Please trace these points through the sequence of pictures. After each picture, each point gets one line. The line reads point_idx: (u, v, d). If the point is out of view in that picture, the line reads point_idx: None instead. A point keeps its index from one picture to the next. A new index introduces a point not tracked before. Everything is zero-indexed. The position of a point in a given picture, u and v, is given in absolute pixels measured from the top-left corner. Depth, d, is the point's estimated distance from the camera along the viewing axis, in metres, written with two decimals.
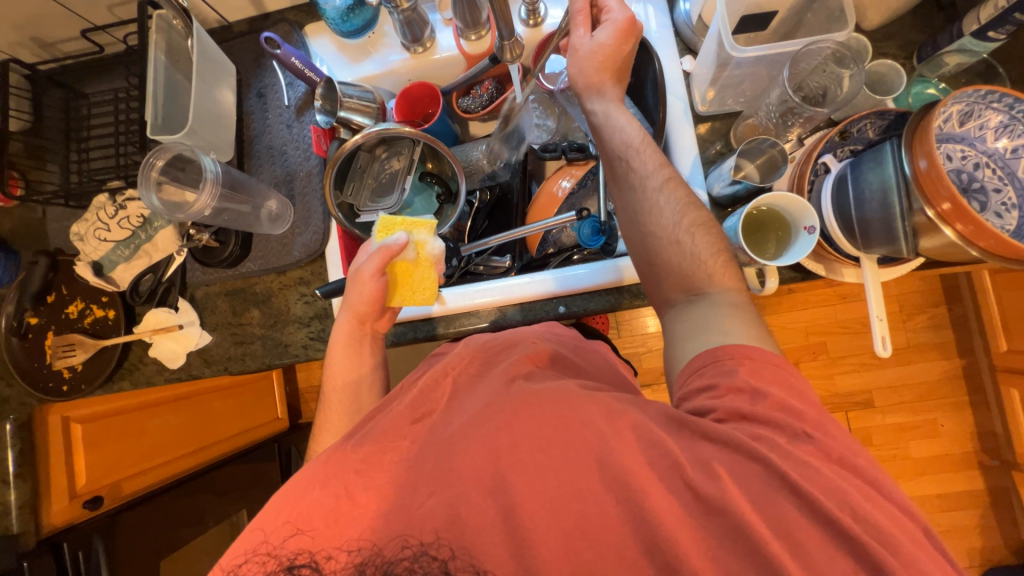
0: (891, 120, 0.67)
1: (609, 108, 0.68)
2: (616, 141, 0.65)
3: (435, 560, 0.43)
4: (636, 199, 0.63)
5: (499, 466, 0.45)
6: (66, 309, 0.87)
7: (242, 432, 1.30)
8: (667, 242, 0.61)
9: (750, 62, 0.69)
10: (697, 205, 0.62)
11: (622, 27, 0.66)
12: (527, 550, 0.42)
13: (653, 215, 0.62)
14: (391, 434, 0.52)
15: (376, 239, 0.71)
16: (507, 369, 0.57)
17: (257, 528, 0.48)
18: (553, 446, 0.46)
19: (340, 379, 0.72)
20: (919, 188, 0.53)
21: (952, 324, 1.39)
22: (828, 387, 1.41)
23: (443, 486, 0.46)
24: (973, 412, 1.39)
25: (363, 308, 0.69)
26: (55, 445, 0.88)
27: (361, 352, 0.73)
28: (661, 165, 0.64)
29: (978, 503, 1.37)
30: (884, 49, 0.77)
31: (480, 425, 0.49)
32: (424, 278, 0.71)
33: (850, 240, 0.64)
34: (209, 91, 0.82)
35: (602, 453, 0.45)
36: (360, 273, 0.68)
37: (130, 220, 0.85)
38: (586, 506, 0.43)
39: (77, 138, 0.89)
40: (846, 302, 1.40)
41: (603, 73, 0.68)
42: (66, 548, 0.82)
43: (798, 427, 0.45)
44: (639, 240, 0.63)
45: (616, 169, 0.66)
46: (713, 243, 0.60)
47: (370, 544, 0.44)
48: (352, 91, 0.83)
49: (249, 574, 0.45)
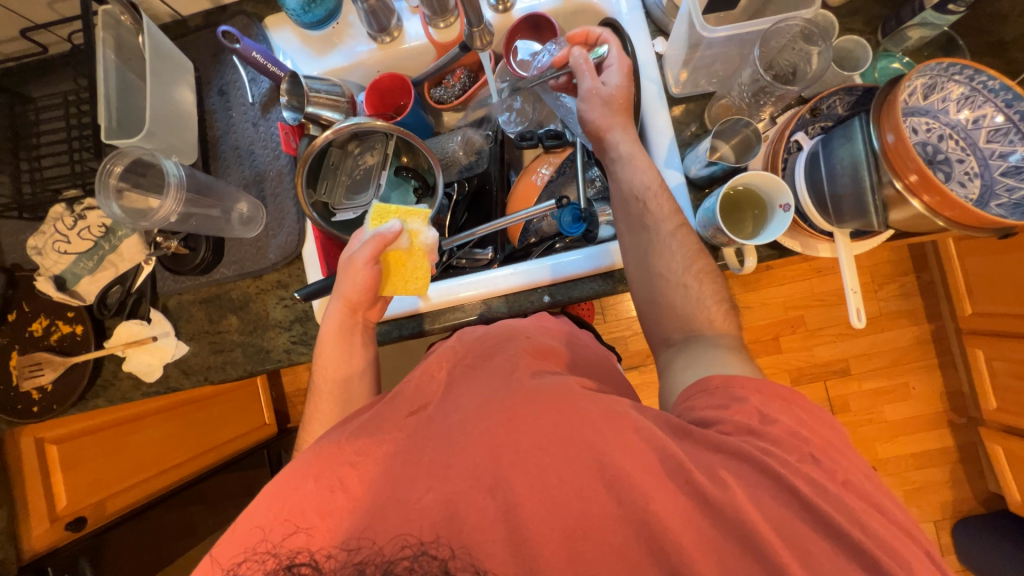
0: (859, 96, 0.68)
1: (628, 148, 0.69)
2: (636, 181, 0.68)
3: (435, 559, 0.42)
4: (650, 241, 0.66)
5: (496, 459, 0.46)
6: (29, 327, 0.83)
7: (231, 440, 1.27)
8: (675, 285, 0.65)
9: (721, 42, 0.68)
10: (705, 254, 0.67)
11: (627, 69, 0.71)
12: (526, 546, 0.42)
13: (664, 259, 0.65)
14: (386, 435, 0.52)
15: (369, 227, 0.70)
16: (502, 365, 0.57)
17: (252, 526, 0.46)
18: (549, 439, 0.46)
19: (323, 372, 0.71)
20: (886, 162, 0.54)
21: (921, 291, 1.44)
22: (807, 359, 1.45)
23: (440, 482, 0.45)
24: (941, 372, 1.45)
25: (355, 296, 0.68)
26: (30, 471, 0.85)
27: (351, 342, 0.72)
28: (674, 212, 0.67)
29: (948, 459, 1.45)
30: (851, 25, 0.78)
31: (478, 421, 0.49)
32: (418, 266, 0.70)
33: (823, 216, 0.66)
34: (166, 91, 0.78)
35: (597, 438, 0.46)
36: (353, 260, 0.67)
37: (92, 230, 0.81)
38: (586, 492, 0.44)
39: (26, 145, 0.84)
40: (821, 275, 1.43)
41: (618, 115, 0.71)
42: (51, 571, 0.81)
43: (792, 442, 0.47)
44: (646, 280, 0.67)
45: (631, 209, 0.68)
46: (716, 292, 0.65)
47: (370, 542, 0.43)
48: (318, 85, 0.79)
49: (248, 573, 0.44)
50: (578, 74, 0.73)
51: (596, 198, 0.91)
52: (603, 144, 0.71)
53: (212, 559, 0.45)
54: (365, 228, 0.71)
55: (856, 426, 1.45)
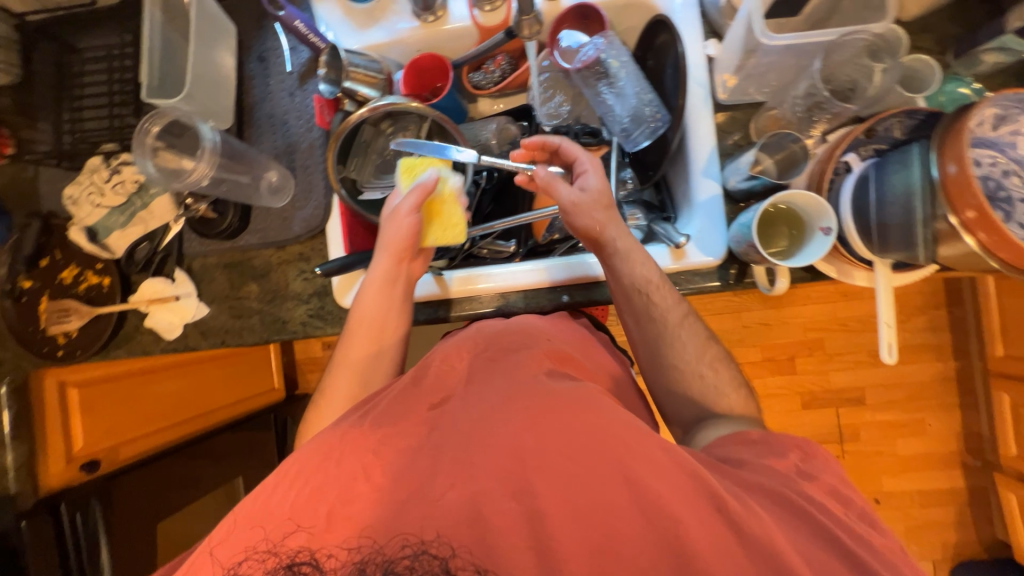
0: (919, 120, 0.64)
1: (624, 243, 0.69)
2: (636, 274, 0.68)
3: (436, 559, 0.43)
4: (660, 331, 0.69)
5: (519, 462, 0.46)
6: (60, 275, 0.85)
7: (238, 402, 1.30)
8: (692, 375, 0.67)
9: (779, 51, 0.65)
10: (715, 341, 0.70)
11: (602, 171, 0.72)
12: (540, 557, 0.43)
13: (677, 349, 0.68)
14: (406, 429, 0.53)
15: (404, 184, 0.75)
16: (524, 367, 0.56)
17: (252, 526, 0.48)
18: (569, 447, 0.46)
19: (359, 325, 0.73)
20: (944, 194, 0.51)
21: (951, 327, 1.38)
22: (821, 384, 1.42)
23: (461, 480, 0.46)
24: (961, 413, 1.40)
25: (402, 242, 0.71)
26: (53, 410, 0.89)
27: (393, 294, 0.73)
28: (677, 300, 0.69)
29: (957, 500, 1.40)
30: (919, 43, 0.73)
31: (500, 422, 0.49)
32: (453, 212, 0.75)
33: (867, 244, 0.63)
34: (207, 53, 0.78)
35: (617, 449, 0.46)
36: (397, 212, 0.72)
37: (125, 185, 0.82)
38: (604, 505, 0.44)
39: (70, 96, 0.85)
40: (847, 300, 1.39)
41: (603, 217, 0.69)
42: (65, 508, 0.85)
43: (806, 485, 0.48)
44: (662, 373, 0.69)
45: (635, 303, 0.69)
46: (733, 378, 0.67)
47: (371, 542, 0.45)
48: (358, 60, 0.79)
49: (249, 572, 0.45)
50: (554, 186, 0.71)
51: (625, 200, 0.86)
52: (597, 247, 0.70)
53: (213, 558, 0.47)
54: (398, 189, 0.76)
55: (862, 456, 1.42)
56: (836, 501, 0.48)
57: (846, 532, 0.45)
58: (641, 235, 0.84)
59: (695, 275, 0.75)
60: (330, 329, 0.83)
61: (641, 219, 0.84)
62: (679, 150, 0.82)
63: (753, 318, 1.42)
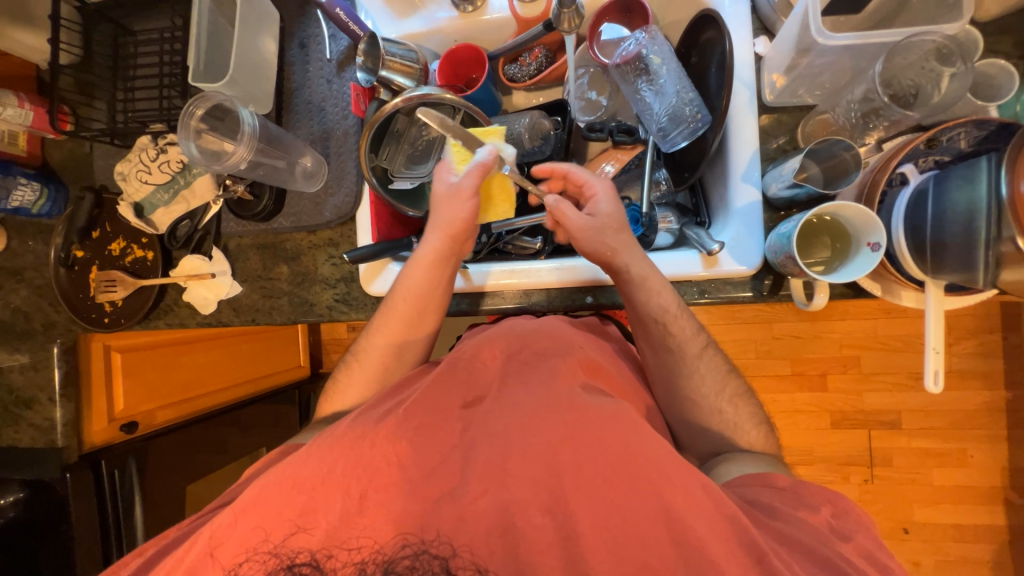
0: (991, 131, 0.58)
1: (640, 270, 0.68)
2: (654, 305, 0.68)
3: (435, 559, 0.52)
4: (678, 365, 0.69)
5: (552, 475, 0.55)
6: (109, 246, 0.90)
7: (266, 376, 1.35)
8: (711, 411, 0.68)
9: (835, 51, 0.62)
10: (734, 374, 0.70)
11: (610, 194, 0.71)
12: (532, 557, 0.52)
13: (694, 383, 0.69)
14: (434, 440, 0.59)
15: (456, 167, 0.73)
16: (551, 378, 0.64)
17: (253, 528, 0.54)
18: (586, 461, 0.55)
19: (403, 295, 0.74)
20: (1012, 214, 0.45)
21: (1004, 354, 1.28)
22: (854, 404, 1.35)
23: (493, 488, 0.55)
24: (1009, 447, 1.30)
25: (458, 223, 0.71)
26: (98, 372, 0.95)
27: (442, 275, 0.74)
28: (696, 332, 0.69)
29: (995, 539, 1.32)
30: (995, 46, 0.67)
31: (539, 433, 0.58)
32: (503, 186, 0.77)
33: (919, 264, 0.59)
34: (251, 39, 0.80)
35: (633, 470, 0.54)
36: (457, 192, 0.71)
37: (171, 165, 0.86)
38: (612, 510, 0.53)
39: (123, 76, 0.89)
40: (889, 317, 1.31)
41: (617, 239, 0.69)
42: (104, 464, 0.91)
43: (807, 529, 0.51)
44: (678, 406, 0.70)
45: (652, 332, 0.70)
46: (752, 415, 0.68)
47: (373, 545, 0.53)
48: (395, 49, 0.78)
49: (248, 572, 0.52)
50: (562, 211, 0.71)
51: (658, 202, 0.84)
52: (611, 269, 0.69)
53: (215, 559, 0.53)
54: (450, 165, 0.73)
55: (893, 482, 1.35)
56: (827, 539, 0.50)
57: (837, 572, 0.47)
58: (673, 238, 0.81)
59: (726, 284, 0.72)
60: (355, 314, 0.85)
61: (674, 222, 0.80)
62: (719, 152, 0.78)
63: (786, 329, 1.36)
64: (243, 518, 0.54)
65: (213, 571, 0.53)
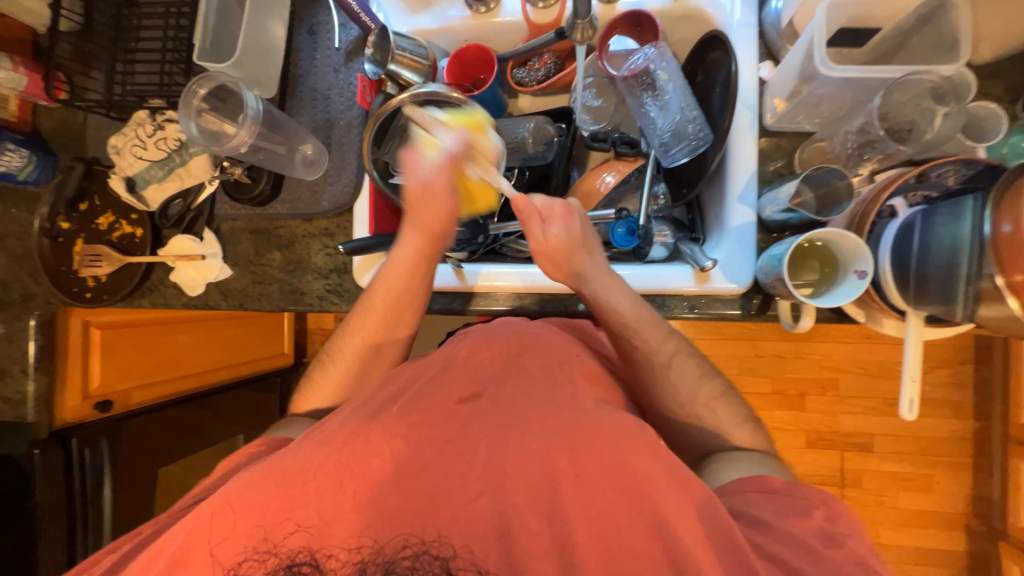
0: (978, 171, 0.60)
1: (594, 291, 0.71)
2: (614, 323, 0.70)
3: (436, 559, 0.53)
4: (650, 375, 0.71)
5: (545, 481, 0.56)
6: (96, 220, 0.88)
7: (249, 362, 1.33)
8: (688, 416, 0.69)
9: (837, 82, 0.64)
10: (710, 376, 0.71)
11: (562, 212, 0.72)
12: (520, 561, 0.53)
13: (669, 391, 0.70)
14: (426, 441, 0.59)
15: (426, 149, 0.69)
16: (545, 386, 0.64)
17: (252, 525, 0.53)
18: (582, 467, 0.56)
19: (381, 293, 0.74)
20: (993, 252, 0.47)
21: (974, 385, 1.32)
22: (829, 425, 1.38)
23: (492, 489, 0.56)
24: (973, 475, 1.34)
25: (436, 223, 0.71)
26: (73, 346, 0.91)
27: (416, 271, 0.73)
28: (665, 343, 0.70)
29: (956, 563, 1.36)
30: (988, 89, 0.70)
31: (537, 440, 0.58)
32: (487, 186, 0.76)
33: (901, 293, 0.61)
34: (259, 23, 0.81)
35: (628, 477, 0.54)
36: (430, 188, 0.69)
37: (167, 142, 0.85)
38: (605, 516, 0.54)
39: (124, 49, 0.86)
40: (869, 343, 1.35)
41: (576, 260, 0.70)
42: (75, 442, 0.90)
43: (794, 549, 0.52)
44: (661, 413, 0.72)
45: (621, 343, 0.72)
46: (732, 430, 0.68)
47: (369, 543, 0.53)
48: (405, 44, 0.78)
49: (248, 572, 0.52)
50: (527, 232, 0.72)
51: (654, 216, 0.85)
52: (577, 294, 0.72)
53: (213, 558, 0.53)
54: (421, 152, 0.69)
55: (861, 503, 1.38)
56: (810, 559, 0.51)
57: None
58: (667, 252, 0.82)
59: (716, 300, 0.73)
60: (346, 306, 0.85)
61: (669, 236, 0.82)
62: (717, 171, 0.79)
63: (768, 348, 1.38)
64: (234, 507, 0.54)
65: (203, 564, 0.52)
